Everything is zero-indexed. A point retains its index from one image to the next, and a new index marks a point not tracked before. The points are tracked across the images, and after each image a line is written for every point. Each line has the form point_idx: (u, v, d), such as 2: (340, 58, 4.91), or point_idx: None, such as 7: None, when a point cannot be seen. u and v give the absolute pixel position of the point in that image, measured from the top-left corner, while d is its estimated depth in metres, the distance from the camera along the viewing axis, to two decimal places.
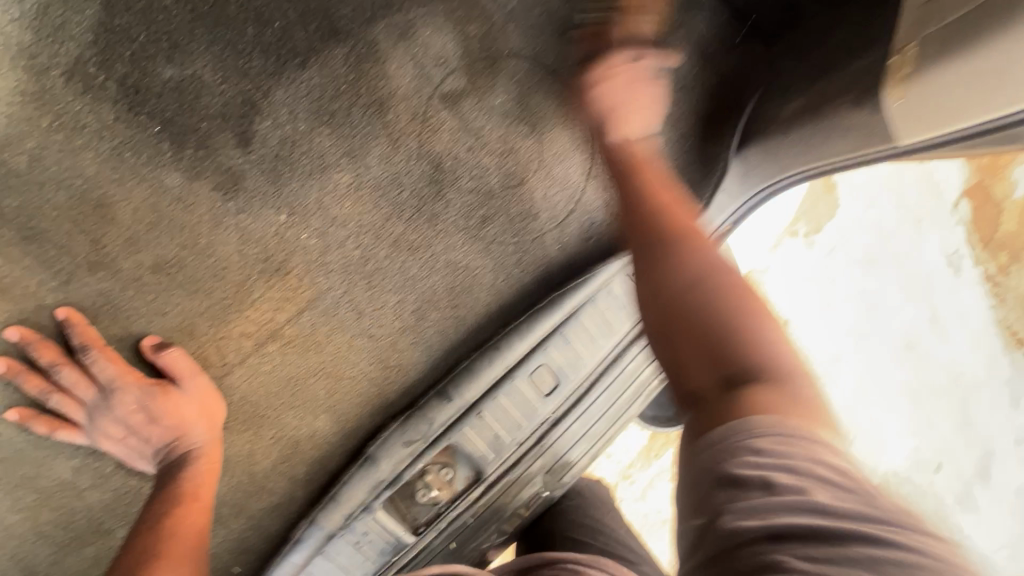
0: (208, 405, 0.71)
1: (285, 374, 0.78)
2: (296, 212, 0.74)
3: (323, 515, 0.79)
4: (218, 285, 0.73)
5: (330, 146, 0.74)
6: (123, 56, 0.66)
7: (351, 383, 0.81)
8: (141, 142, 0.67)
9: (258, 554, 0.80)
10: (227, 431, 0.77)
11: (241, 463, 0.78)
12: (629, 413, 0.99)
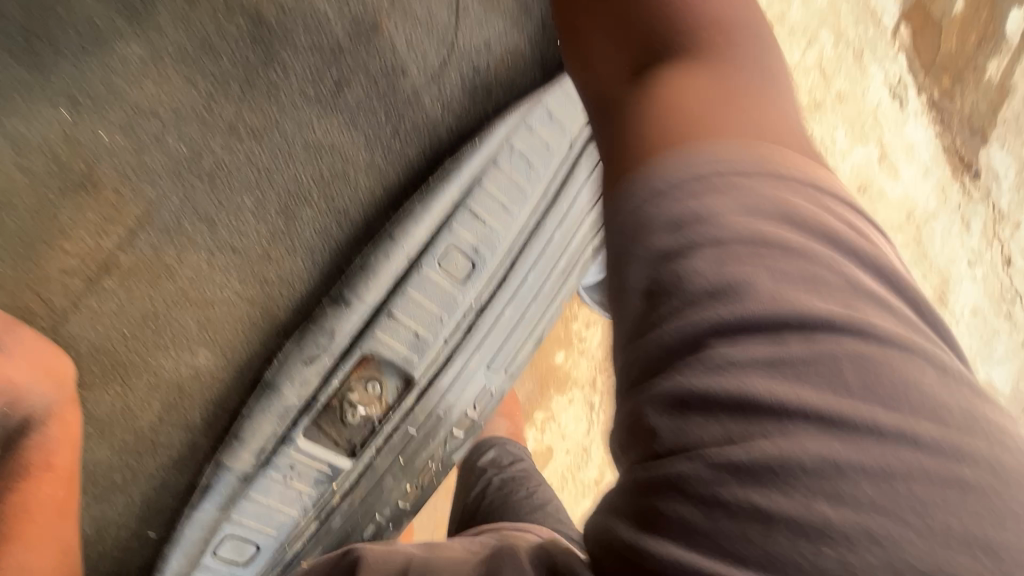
0: (41, 361, 0.60)
1: (138, 310, 0.65)
2: (82, 105, 0.58)
3: (235, 457, 0.70)
4: (10, 216, 0.58)
5: (99, 9, 0.58)
6: None
7: (226, 308, 0.69)
8: None
9: (171, 513, 0.72)
10: (86, 389, 0.65)
11: (120, 423, 0.67)
12: (568, 288, 0.90)
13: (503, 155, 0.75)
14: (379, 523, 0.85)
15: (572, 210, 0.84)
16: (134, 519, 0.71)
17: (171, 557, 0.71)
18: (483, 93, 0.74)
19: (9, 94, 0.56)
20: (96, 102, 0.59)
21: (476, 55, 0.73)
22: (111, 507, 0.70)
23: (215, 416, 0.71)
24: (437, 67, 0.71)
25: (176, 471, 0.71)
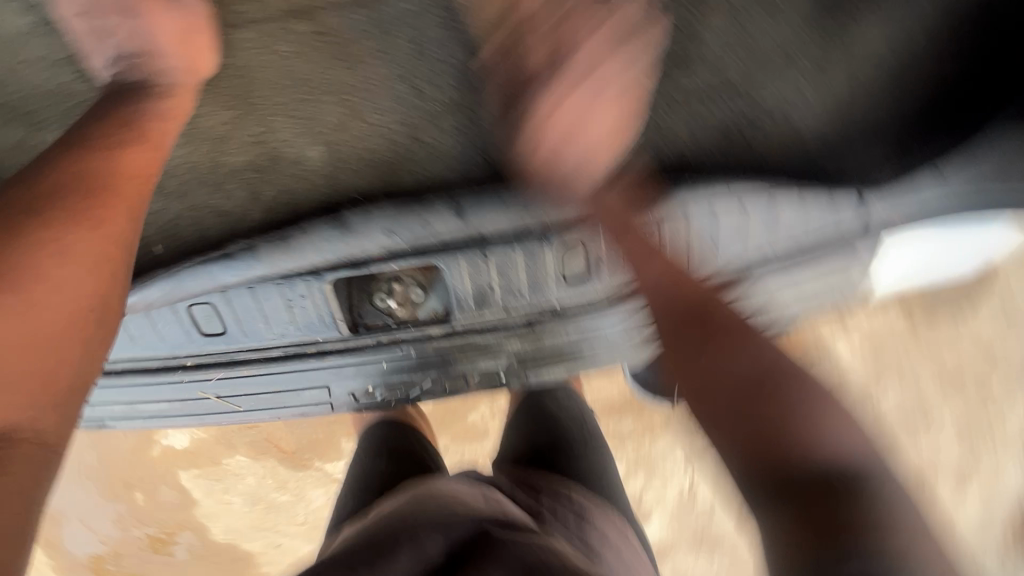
0: (194, 38, 0.62)
1: (299, 70, 0.65)
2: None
3: (253, 257, 0.65)
4: None
5: None
6: None
7: (361, 131, 0.65)
8: None
9: (177, 245, 0.68)
10: (209, 94, 0.66)
11: (208, 141, 0.66)
12: (632, 356, 0.81)
13: (705, 212, 0.63)
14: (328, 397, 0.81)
15: None
16: (151, 225, 0.68)
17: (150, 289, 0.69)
18: (738, 139, 0.64)
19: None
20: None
21: (760, 103, 0.63)
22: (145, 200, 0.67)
23: (277, 209, 0.66)
24: (718, 87, 0.63)
25: (206, 226, 0.67)
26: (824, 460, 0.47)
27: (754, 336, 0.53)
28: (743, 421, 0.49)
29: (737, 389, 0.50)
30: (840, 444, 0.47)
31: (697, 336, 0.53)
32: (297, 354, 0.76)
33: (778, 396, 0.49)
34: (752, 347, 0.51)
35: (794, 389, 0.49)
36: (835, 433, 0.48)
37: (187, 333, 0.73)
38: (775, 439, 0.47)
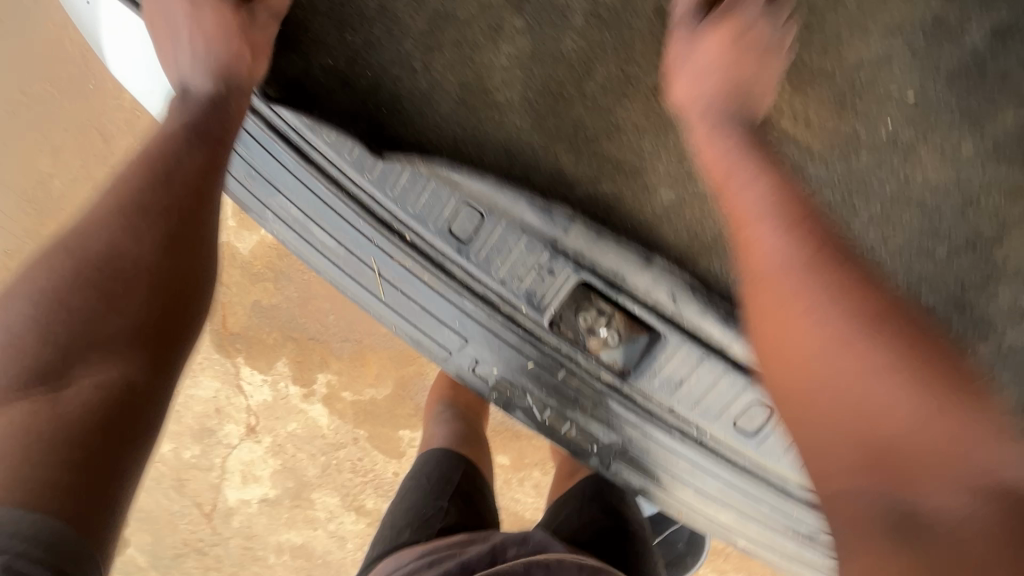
0: None
1: (719, 140, 0.70)
2: (933, 46, 0.64)
3: (563, 228, 0.74)
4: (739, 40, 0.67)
5: (934, 99, 0.66)
6: None
7: (709, 212, 0.74)
8: None
9: (499, 167, 0.74)
10: (602, 105, 0.72)
11: (597, 124, 0.72)
12: (699, 514, 0.89)
13: None
14: (462, 346, 0.88)
15: (785, 513, 0.86)
16: (479, 147, 0.74)
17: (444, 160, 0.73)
18: None
19: (944, 14, 0.64)
20: (943, 90, 0.66)
21: None
22: (501, 120, 0.73)
23: (602, 202, 0.74)
24: None
25: (541, 165, 0.74)
26: (863, 445, 0.51)
27: (864, 291, 0.55)
28: (840, 409, 0.52)
29: (803, 391, 0.54)
30: (908, 424, 0.51)
31: (811, 287, 0.56)
32: (481, 301, 0.82)
33: (929, 364, 0.52)
34: (828, 313, 0.54)
35: (931, 370, 0.52)
36: (898, 394, 0.51)
37: (433, 220, 0.77)
38: (819, 430, 0.53)
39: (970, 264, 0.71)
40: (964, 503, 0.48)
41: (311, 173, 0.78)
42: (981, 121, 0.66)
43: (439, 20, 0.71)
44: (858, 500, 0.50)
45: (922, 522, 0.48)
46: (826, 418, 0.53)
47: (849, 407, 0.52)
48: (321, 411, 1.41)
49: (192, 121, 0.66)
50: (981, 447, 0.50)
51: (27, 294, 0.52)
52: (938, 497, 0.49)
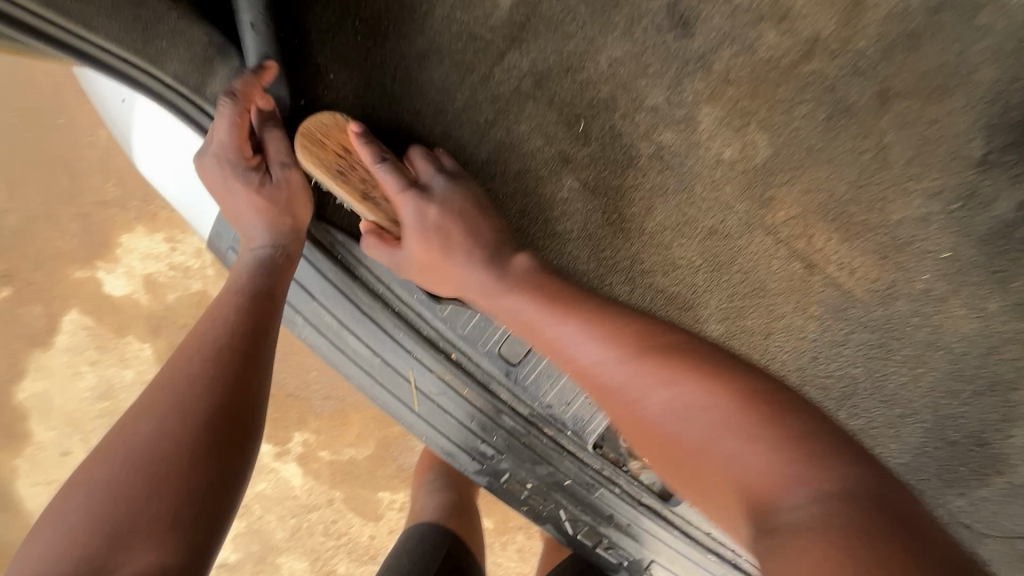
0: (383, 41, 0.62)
1: (767, 281, 0.73)
2: (966, 212, 0.70)
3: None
4: (792, 193, 0.71)
5: (962, 256, 0.71)
6: (972, 46, 0.66)
7: (760, 348, 0.75)
8: (907, 60, 0.66)
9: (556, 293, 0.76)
10: (657, 241, 0.73)
11: (653, 260, 0.73)
12: None
13: None
14: (496, 460, 0.82)
15: None
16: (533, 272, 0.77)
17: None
18: None
19: (978, 185, 0.69)
20: (972, 251, 0.71)
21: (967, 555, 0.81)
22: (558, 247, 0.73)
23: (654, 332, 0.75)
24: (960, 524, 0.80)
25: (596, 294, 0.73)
26: (781, 538, 0.33)
27: (664, 329, 0.46)
28: (700, 465, 0.38)
29: (708, 468, 0.38)
30: (796, 499, 0.34)
31: (571, 323, 0.49)
32: (523, 417, 0.80)
33: (716, 372, 0.41)
34: (591, 348, 0.46)
35: (712, 371, 0.40)
36: (743, 443, 0.37)
37: (485, 340, 0.76)
38: (747, 531, 0.35)
39: (988, 403, 0.76)
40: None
41: (357, 289, 0.76)
42: (1004, 280, 0.72)
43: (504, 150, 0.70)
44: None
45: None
46: (678, 467, 0.39)
47: (735, 471, 0.37)
48: (296, 471, 1.11)
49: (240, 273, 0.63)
50: (864, 476, 0.35)
51: (88, 483, 0.48)
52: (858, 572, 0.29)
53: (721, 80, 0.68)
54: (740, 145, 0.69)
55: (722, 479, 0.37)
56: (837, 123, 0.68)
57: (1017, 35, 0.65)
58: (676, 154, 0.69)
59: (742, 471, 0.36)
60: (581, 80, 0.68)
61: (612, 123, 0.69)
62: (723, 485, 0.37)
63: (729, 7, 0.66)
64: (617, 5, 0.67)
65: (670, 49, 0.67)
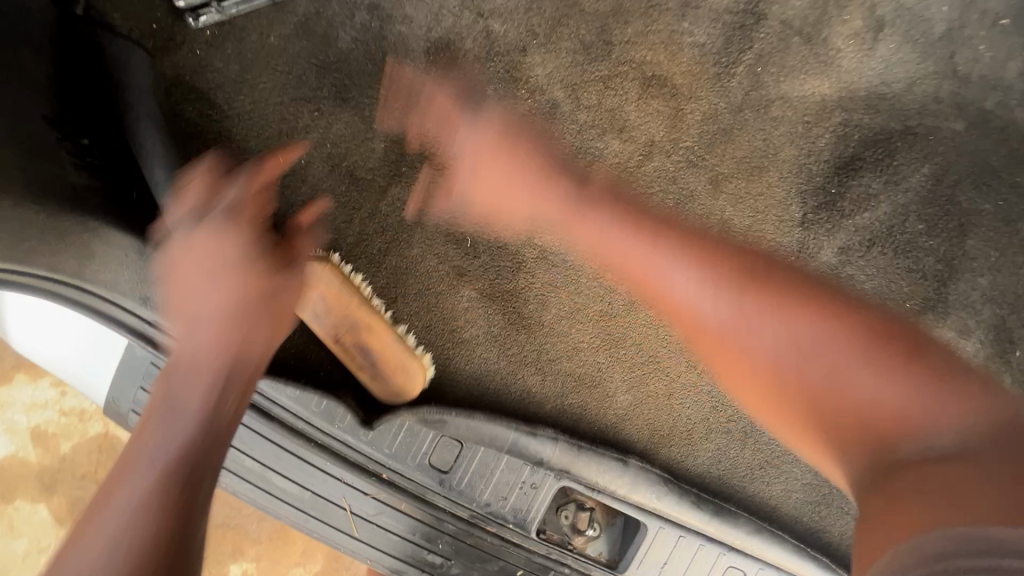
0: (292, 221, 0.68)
1: (657, 348, 0.82)
2: (801, 263, 0.83)
3: (541, 447, 0.77)
4: None
5: None
6: (775, 130, 0.80)
7: (665, 406, 0.83)
8: (728, 148, 0.79)
9: (472, 391, 0.78)
10: (558, 331, 0.79)
11: (558, 346, 0.80)
12: None
13: None
14: (445, 566, 0.81)
15: None
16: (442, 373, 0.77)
17: (432, 402, 0.74)
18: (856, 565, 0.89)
19: (806, 239, 0.82)
20: None
21: None
22: (467, 353, 0.78)
23: (571, 412, 0.81)
24: None
25: (510, 388, 0.79)
26: (943, 475, 0.47)
27: (792, 293, 0.63)
28: (873, 420, 0.54)
29: (890, 419, 0.53)
30: (953, 424, 0.51)
31: (755, 285, 0.65)
32: (462, 521, 0.80)
33: (916, 357, 0.56)
34: (769, 337, 0.61)
35: (934, 373, 0.54)
36: (878, 386, 0.55)
37: (413, 454, 0.77)
38: (904, 458, 0.52)
39: None
40: (910, 565, 0.43)
41: (274, 428, 0.74)
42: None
43: (401, 274, 0.75)
44: (881, 536, 0.47)
45: (976, 547, 0.40)
46: (852, 437, 0.55)
47: (883, 423, 0.53)
48: None
49: (200, 373, 0.49)
50: (946, 390, 0.53)
51: None
52: (957, 422, 0.51)
53: (582, 186, 0.77)
54: (610, 237, 0.79)
55: (909, 453, 0.51)
56: (684, 208, 0.80)
57: (804, 120, 0.80)
58: (555, 252, 0.78)
59: (923, 444, 0.51)
60: (459, 203, 0.75)
61: (496, 235, 0.76)
62: (868, 456, 0.54)
63: (576, 125, 0.76)
64: (480, 136, 0.74)
65: (533, 165, 0.76)
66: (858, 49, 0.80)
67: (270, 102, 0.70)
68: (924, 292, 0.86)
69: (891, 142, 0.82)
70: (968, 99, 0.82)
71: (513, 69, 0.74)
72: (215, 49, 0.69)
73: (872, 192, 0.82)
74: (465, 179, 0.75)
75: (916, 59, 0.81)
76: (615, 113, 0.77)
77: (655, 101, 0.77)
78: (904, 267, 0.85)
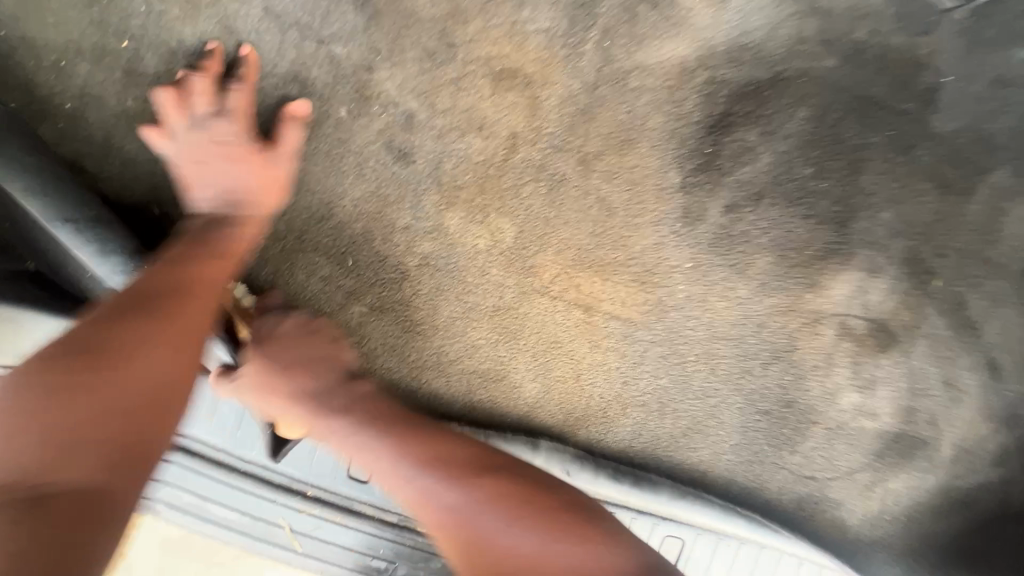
0: (208, 169, 0.71)
1: (559, 334, 0.83)
2: (689, 227, 0.82)
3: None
4: (549, 255, 0.81)
5: (706, 260, 0.83)
6: (638, 100, 0.80)
7: (575, 389, 0.84)
8: (592, 127, 0.79)
9: None
10: (454, 334, 0.81)
11: (457, 346, 0.82)
12: None
13: (768, 552, 0.87)
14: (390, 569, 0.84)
15: None
16: None
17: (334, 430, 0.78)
18: (799, 515, 0.88)
19: (689, 204, 0.82)
20: (708, 254, 0.83)
21: (824, 498, 0.89)
22: (367, 367, 0.80)
23: (480, 408, 0.83)
24: (808, 475, 0.88)
25: (416, 392, 0.81)
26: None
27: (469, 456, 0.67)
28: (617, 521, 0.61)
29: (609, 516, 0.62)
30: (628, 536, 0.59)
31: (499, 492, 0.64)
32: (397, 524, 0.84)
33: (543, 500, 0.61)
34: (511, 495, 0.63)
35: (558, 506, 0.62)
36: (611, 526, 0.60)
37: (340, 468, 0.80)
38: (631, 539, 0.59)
39: (781, 370, 0.87)
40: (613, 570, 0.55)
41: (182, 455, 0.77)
42: (743, 269, 0.84)
43: (291, 301, 0.78)
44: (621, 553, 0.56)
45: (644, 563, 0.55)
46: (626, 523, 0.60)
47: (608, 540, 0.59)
48: None
49: (111, 363, 0.48)
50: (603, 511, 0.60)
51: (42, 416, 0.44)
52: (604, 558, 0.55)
53: (452, 189, 0.79)
54: (489, 233, 0.80)
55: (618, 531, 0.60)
56: (558, 193, 0.80)
57: (667, 84, 0.80)
58: (438, 254, 0.80)
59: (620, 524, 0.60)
60: (334, 225, 0.78)
61: (376, 250, 0.79)
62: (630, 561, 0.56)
63: (434, 131, 0.78)
64: (343, 157, 0.77)
65: (400, 178, 0.78)
66: (709, 5, 0.79)
67: (139, 162, 0.75)
68: (825, 237, 0.84)
69: (760, 92, 0.80)
70: (836, 33, 0.80)
71: (363, 88, 0.76)
72: (78, 122, 0.73)
73: (749, 145, 0.81)
74: (337, 202, 0.77)
75: (772, 3, 0.79)
76: (472, 111, 0.78)
77: (509, 93, 0.78)
78: (801, 214, 0.83)
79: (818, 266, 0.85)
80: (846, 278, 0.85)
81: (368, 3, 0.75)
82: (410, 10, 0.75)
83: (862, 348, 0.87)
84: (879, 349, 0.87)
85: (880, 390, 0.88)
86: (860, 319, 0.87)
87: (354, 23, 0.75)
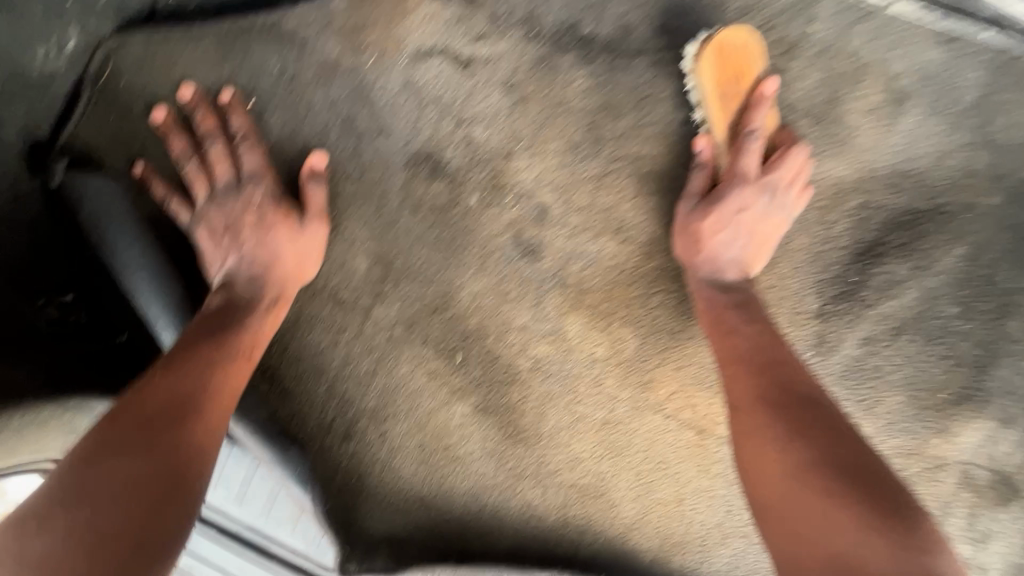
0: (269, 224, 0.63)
1: (667, 454, 0.77)
2: (821, 356, 0.77)
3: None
4: (670, 371, 0.75)
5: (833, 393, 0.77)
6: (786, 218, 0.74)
7: (676, 514, 0.78)
8: None
9: (471, 511, 0.74)
10: (559, 445, 0.75)
11: (560, 459, 0.75)
12: None
13: None
14: None
15: None
16: (439, 496, 0.74)
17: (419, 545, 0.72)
18: None
19: (824, 332, 0.76)
20: (837, 387, 0.77)
21: None
22: (462, 472, 0.74)
23: (575, 526, 0.76)
24: None
25: (509, 504, 0.75)
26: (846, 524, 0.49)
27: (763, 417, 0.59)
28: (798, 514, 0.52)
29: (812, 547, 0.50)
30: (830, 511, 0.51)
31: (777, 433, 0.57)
32: None
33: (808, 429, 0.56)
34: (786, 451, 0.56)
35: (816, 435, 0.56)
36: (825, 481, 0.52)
37: None
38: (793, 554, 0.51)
39: None
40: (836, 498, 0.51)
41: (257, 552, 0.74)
42: (870, 406, 0.78)
43: (391, 393, 0.72)
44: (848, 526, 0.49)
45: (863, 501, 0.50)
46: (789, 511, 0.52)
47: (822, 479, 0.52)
48: None
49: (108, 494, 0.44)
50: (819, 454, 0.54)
51: None
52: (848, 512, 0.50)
53: (577, 292, 0.73)
54: (609, 342, 0.74)
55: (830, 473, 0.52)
56: (689, 307, 0.74)
57: (817, 206, 0.74)
58: (553, 359, 0.73)
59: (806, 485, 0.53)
60: (447, 318, 0.72)
61: (488, 348, 0.73)
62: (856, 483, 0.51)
63: (567, 229, 0.71)
64: (467, 248, 0.71)
65: (523, 275, 0.72)
66: (875, 126, 0.73)
67: None
68: (960, 381, 0.78)
69: (915, 223, 0.75)
70: (1005, 169, 0.74)
71: (498, 176, 0.70)
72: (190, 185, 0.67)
73: (897, 278, 0.76)
74: (454, 294, 0.71)
75: (941, 131, 0.73)
76: (610, 212, 0.72)
77: (652, 197, 0.72)
78: (938, 353, 0.78)
79: (949, 410, 0.79)
80: (976, 426, 0.79)
81: (515, 87, 0.69)
82: (559, 99, 0.69)
83: (983, 499, 0.81)
84: (1001, 503, 0.81)
85: (995, 546, 0.82)
86: (984, 469, 0.81)
87: (498, 106, 0.69)
